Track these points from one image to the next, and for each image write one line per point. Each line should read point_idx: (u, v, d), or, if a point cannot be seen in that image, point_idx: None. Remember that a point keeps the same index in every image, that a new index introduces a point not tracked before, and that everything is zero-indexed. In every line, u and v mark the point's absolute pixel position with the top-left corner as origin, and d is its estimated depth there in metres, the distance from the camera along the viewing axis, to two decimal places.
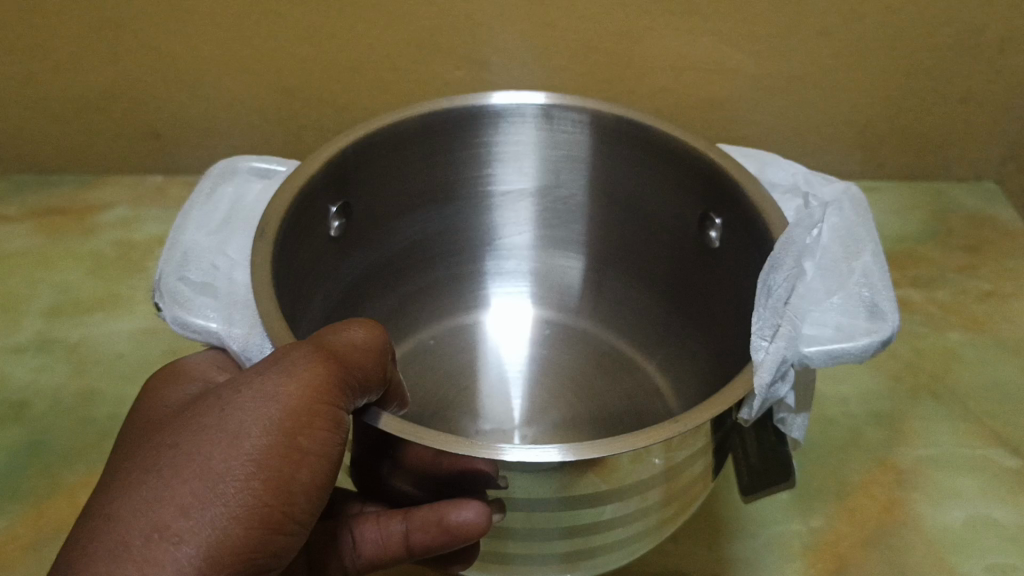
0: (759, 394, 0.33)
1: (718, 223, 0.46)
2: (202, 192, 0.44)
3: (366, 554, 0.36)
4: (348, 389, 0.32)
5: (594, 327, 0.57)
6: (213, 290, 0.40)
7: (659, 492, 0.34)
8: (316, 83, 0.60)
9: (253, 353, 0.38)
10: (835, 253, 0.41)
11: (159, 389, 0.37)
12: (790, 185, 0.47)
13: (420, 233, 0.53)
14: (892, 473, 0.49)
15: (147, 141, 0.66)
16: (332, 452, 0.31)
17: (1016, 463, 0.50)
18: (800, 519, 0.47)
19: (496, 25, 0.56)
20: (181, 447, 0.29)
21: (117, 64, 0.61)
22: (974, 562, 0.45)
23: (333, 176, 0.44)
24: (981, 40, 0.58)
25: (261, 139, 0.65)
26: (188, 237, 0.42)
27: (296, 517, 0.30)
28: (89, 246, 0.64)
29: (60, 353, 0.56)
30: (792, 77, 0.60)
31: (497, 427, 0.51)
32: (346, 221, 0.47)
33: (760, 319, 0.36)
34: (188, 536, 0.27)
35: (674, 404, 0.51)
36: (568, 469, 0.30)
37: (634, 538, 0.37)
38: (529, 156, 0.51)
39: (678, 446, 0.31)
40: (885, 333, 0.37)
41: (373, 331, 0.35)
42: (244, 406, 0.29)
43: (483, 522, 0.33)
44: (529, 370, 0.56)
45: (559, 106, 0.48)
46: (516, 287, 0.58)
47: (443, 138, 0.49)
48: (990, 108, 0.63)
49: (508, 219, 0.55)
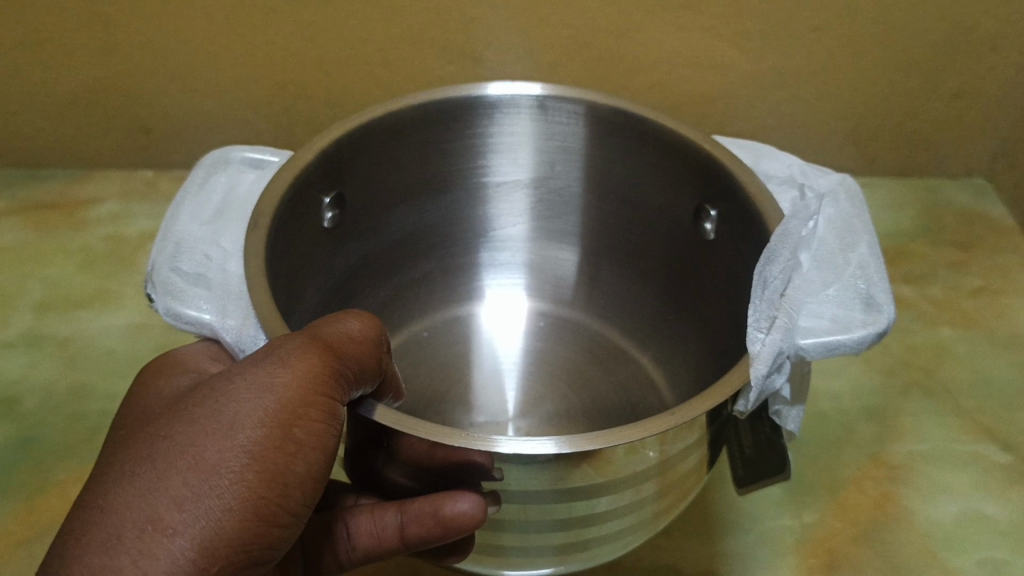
0: (755, 386, 0.33)
1: (713, 215, 0.46)
2: (195, 181, 0.44)
3: (359, 547, 0.36)
4: (343, 381, 0.32)
5: (588, 319, 0.57)
6: (207, 281, 0.40)
7: (653, 484, 0.34)
8: (309, 77, 0.60)
9: (247, 344, 0.38)
10: (830, 244, 0.41)
11: (153, 380, 0.36)
12: (786, 177, 0.47)
13: (414, 224, 0.53)
14: (884, 468, 0.50)
15: (138, 135, 0.66)
16: (327, 444, 0.31)
17: (1007, 458, 0.50)
18: (794, 513, 0.47)
19: (489, 20, 0.56)
20: (175, 438, 0.28)
21: (106, 58, 0.60)
22: (966, 557, 0.45)
23: (327, 166, 0.44)
24: (972, 37, 0.58)
25: (254, 134, 0.65)
26: (181, 228, 0.41)
27: (291, 509, 0.30)
28: (79, 241, 0.63)
29: (50, 349, 0.55)
30: (785, 73, 0.60)
31: (491, 419, 0.51)
32: (340, 211, 0.47)
33: (756, 312, 0.36)
34: (182, 528, 0.26)
35: (668, 397, 0.51)
36: (563, 461, 0.30)
37: (630, 530, 0.38)
38: (525, 147, 0.51)
39: (674, 438, 0.31)
40: (880, 325, 0.37)
41: (368, 323, 0.35)
42: (239, 396, 0.29)
43: (479, 514, 0.33)
44: (523, 362, 0.55)
45: (554, 97, 0.48)
46: (510, 279, 0.58)
47: (438, 128, 0.49)
48: (981, 105, 0.63)
49: (503, 211, 0.55)
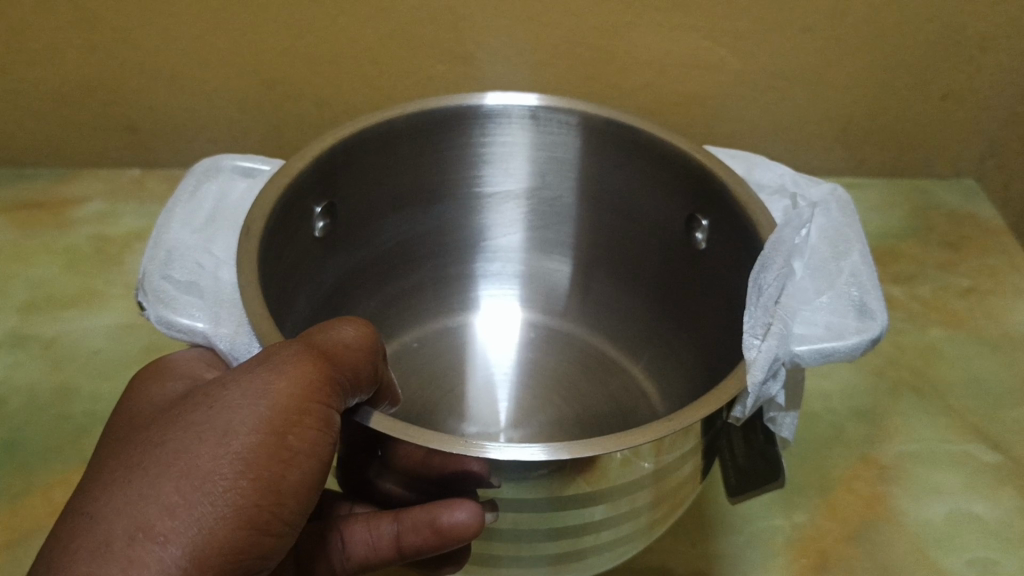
0: (751, 393, 0.33)
1: (705, 224, 0.46)
2: (186, 190, 0.44)
3: (354, 557, 0.36)
4: (339, 389, 0.31)
5: (581, 330, 0.57)
6: (198, 288, 0.39)
7: (648, 493, 0.34)
8: (298, 76, 0.59)
9: (240, 352, 0.37)
10: (823, 253, 0.41)
11: (143, 385, 0.36)
12: (777, 186, 0.46)
13: (407, 234, 0.53)
14: (874, 468, 0.50)
15: (124, 134, 0.65)
16: (323, 451, 0.30)
17: (996, 458, 0.51)
18: (786, 514, 0.47)
19: (480, 20, 0.56)
20: (167, 445, 0.28)
21: (91, 55, 0.59)
22: (956, 557, 0.46)
23: (318, 176, 0.43)
24: (960, 39, 0.59)
25: (243, 133, 0.64)
26: (173, 236, 0.41)
27: (284, 518, 0.29)
28: (65, 241, 0.62)
29: (35, 349, 0.55)
30: (776, 74, 0.60)
31: (483, 430, 0.51)
32: (331, 222, 0.47)
33: (752, 319, 0.36)
34: (174, 536, 0.26)
35: (661, 405, 0.51)
36: (559, 470, 0.30)
37: (625, 539, 0.37)
38: (518, 158, 0.51)
39: (670, 447, 0.31)
40: (873, 332, 0.37)
41: (364, 329, 0.34)
42: (232, 403, 0.29)
43: (477, 523, 0.32)
44: (516, 373, 0.55)
45: (547, 107, 0.48)
46: (502, 290, 0.58)
47: (430, 138, 0.48)
48: (969, 106, 0.64)
49: (496, 221, 0.55)
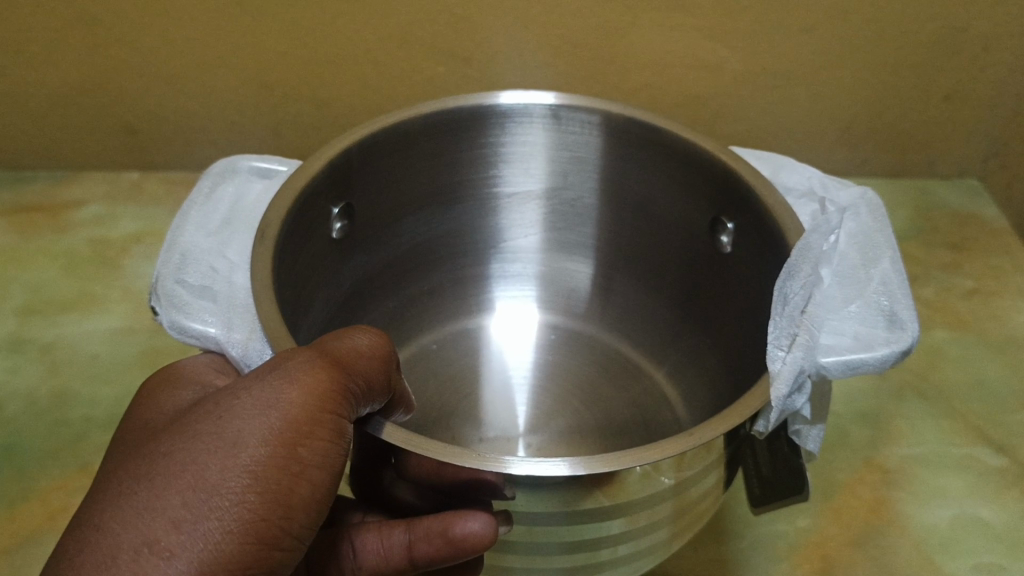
0: (776, 405, 0.33)
1: (730, 228, 0.45)
2: (201, 192, 0.43)
3: (366, 567, 0.35)
4: (350, 398, 0.31)
5: (599, 332, 0.56)
6: (212, 293, 0.38)
7: (668, 507, 0.34)
8: (299, 76, 0.59)
9: (253, 359, 0.36)
10: (852, 260, 0.41)
11: (156, 394, 0.35)
12: (805, 189, 0.46)
13: (424, 234, 0.52)
14: (878, 472, 0.50)
15: (123, 135, 0.64)
16: (334, 463, 0.30)
17: (1002, 462, 0.50)
18: (790, 519, 0.47)
19: (484, 21, 0.55)
20: (175, 456, 0.27)
21: (89, 55, 0.58)
22: (962, 562, 0.45)
23: (334, 177, 0.42)
24: (963, 40, 0.59)
25: (244, 135, 0.63)
26: (187, 238, 0.40)
27: (293, 532, 0.28)
28: (63, 244, 0.61)
29: (34, 353, 0.54)
30: (781, 74, 0.60)
31: (501, 435, 0.50)
32: (348, 223, 0.46)
33: (776, 329, 0.36)
34: (180, 551, 0.25)
35: (681, 410, 0.51)
36: (579, 484, 0.29)
37: (642, 553, 0.37)
38: (537, 157, 0.50)
39: (691, 462, 0.31)
40: (904, 343, 0.37)
41: (376, 339, 0.34)
42: (242, 413, 0.28)
43: (489, 533, 0.32)
44: (534, 377, 0.55)
45: (567, 106, 0.47)
46: (520, 292, 0.58)
47: (450, 137, 0.48)
48: (972, 106, 0.64)
49: (514, 222, 0.54)
